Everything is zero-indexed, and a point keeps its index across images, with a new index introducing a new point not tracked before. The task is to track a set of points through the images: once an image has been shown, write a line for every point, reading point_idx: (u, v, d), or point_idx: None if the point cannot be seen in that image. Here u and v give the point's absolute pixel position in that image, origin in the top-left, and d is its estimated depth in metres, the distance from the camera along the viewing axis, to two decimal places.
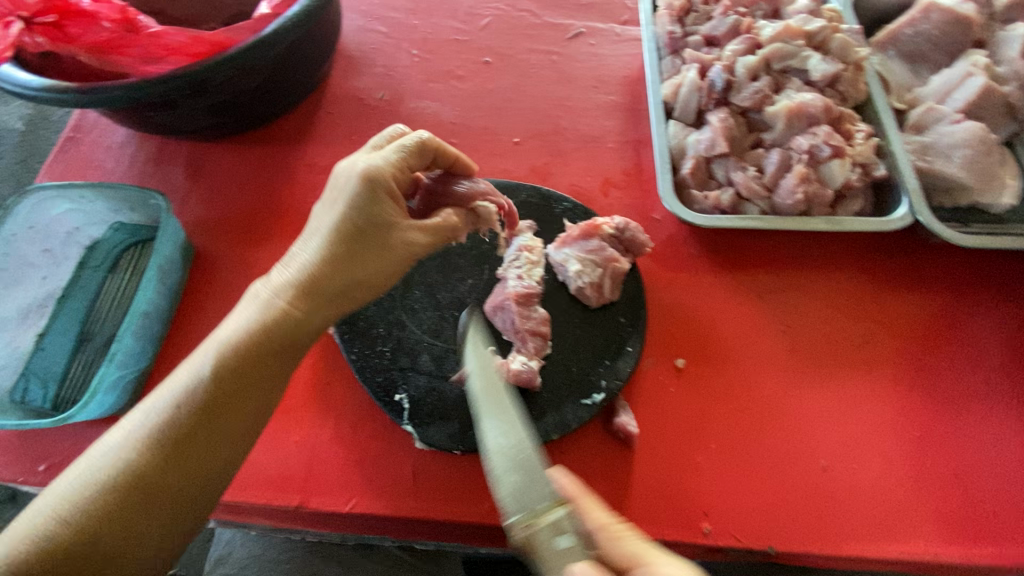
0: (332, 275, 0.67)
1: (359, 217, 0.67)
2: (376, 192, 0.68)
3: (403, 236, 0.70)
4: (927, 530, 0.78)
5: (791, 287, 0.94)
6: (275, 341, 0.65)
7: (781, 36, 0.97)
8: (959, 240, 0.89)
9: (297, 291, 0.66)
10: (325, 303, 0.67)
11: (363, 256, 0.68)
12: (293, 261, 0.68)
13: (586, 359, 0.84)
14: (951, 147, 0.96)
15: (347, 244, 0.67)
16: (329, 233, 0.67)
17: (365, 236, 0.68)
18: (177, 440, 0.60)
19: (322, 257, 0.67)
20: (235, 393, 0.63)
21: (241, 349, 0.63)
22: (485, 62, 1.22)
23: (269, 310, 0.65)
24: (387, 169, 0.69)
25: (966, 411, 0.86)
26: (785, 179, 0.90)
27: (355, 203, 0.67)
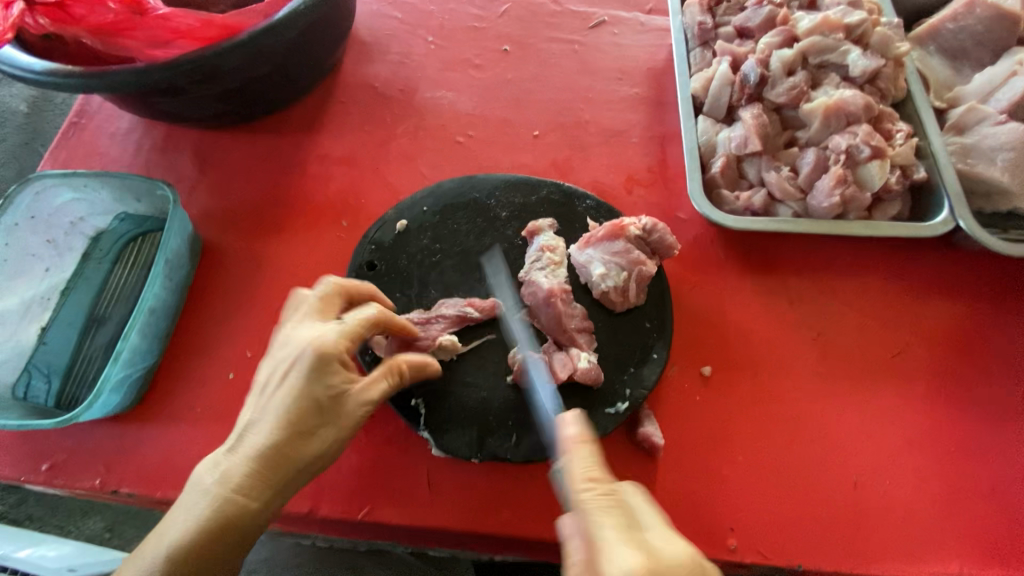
0: (292, 454, 0.67)
1: (319, 390, 0.67)
2: (327, 364, 0.67)
3: (356, 402, 0.69)
4: (962, 551, 0.75)
5: (823, 293, 0.91)
6: (255, 513, 0.66)
7: (819, 28, 0.92)
8: (1003, 248, 0.85)
9: (253, 481, 0.66)
10: (285, 482, 0.67)
11: (317, 432, 0.68)
12: (245, 438, 0.68)
13: (611, 366, 0.81)
14: (995, 150, 0.91)
15: (306, 437, 0.68)
16: (284, 407, 0.67)
17: (322, 413, 0.68)
18: (218, 536, 0.64)
19: (278, 440, 0.66)
20: (219, 534, 0.64)
21: (212, 529, 0.64)
22: (504, 50, 1.18)
23: (227, 505, 0.65)
24: (340, 344, 0.69)
25: (1004, 427, 0.82)
26: (821, 181, 0.86)
27: (308, 384, 0.67)
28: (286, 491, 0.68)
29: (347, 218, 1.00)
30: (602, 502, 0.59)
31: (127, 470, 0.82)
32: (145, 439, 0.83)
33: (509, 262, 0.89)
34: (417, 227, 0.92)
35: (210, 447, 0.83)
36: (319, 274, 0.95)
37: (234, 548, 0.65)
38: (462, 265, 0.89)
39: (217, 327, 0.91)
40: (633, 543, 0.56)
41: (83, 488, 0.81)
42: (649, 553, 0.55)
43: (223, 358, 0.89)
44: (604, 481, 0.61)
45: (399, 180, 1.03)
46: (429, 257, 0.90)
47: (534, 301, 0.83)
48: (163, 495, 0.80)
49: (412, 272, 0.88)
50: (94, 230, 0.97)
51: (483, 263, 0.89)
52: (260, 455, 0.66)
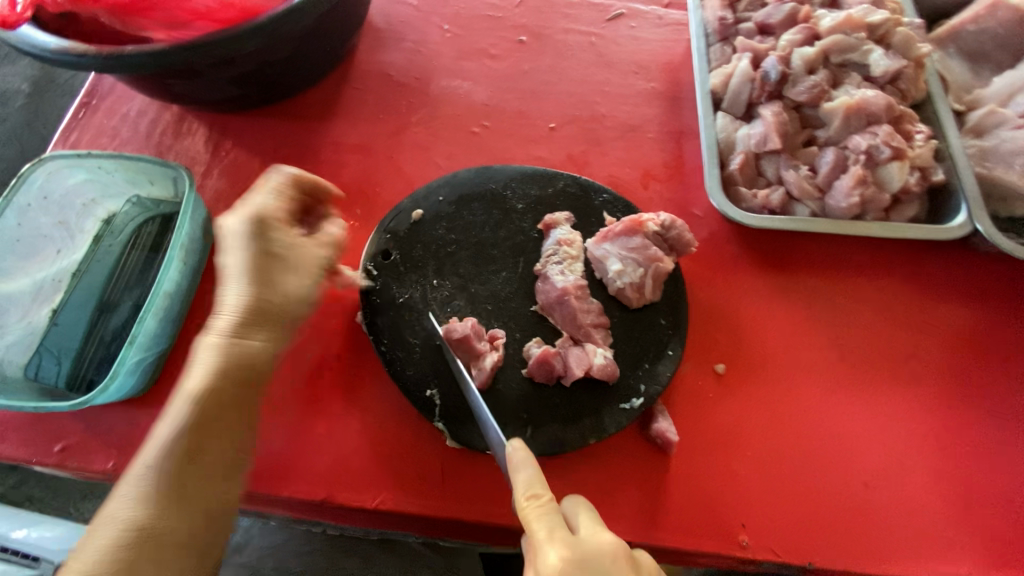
0: (270, 301, 0.73)
1: (255, 251, 0.73)
2: (262, 222, 0.74)
3: (291, 283, 0.75)
4: (970, 554, 0.76)
5: (838, 293, 0.91)
6: (265, 352, 0.72)
7: (841, 27, 0.92)
8: (1020, 252, 0.85)
9: (253, 321, 0.72)
10: (276, 328, 0.74)
11: (274, 282, 0.74)
12: (222, 300, 0.72)
13: (626, 359, 0.81)
14: (1013, 154, 0.92)
15: (282, 298, 0.74)
16: (247, 268, 0.72)
17: (272, 271, 0.74)
18: (229, 393, 0.69)
19: (254, 292, 0.72)
20: (240, 379, 0.70)
21: (226, 370, 0.69)
22: (521, 41, 1.17)
23: (235, 349, 0.70)
24: (271, 207, 0.75)
25: (1014, 431, 0.83)
26: (840, 181, 0.86)
27: (251, 242, 0.73)
28: (283, 332, 0.75)
29: (360, 207, 0.99)
30: (539, 509, 0.63)
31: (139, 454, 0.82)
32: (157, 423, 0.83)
33: (525, 256, 0.89)
34: (433, 217, 0.92)
35: None
36: None
37: (254, 384, 0.72)
38: (477, 257, 0.88)
39: None
40: (560, 543, 0.62)
41: (95, 471, 0.81)
42: (578, 551, 0.61)
43: None
44: (544, 492, 0.64)
45: (413, 169, 1.03)
46: (445, 248, 0.89)
47: (549, 297, 0.83)
48: None
49: (427, 262, 0.88)
50: (106, 212, 0.96)
51: (499, 256, 0.89)
52: (247, 302, 0.71)
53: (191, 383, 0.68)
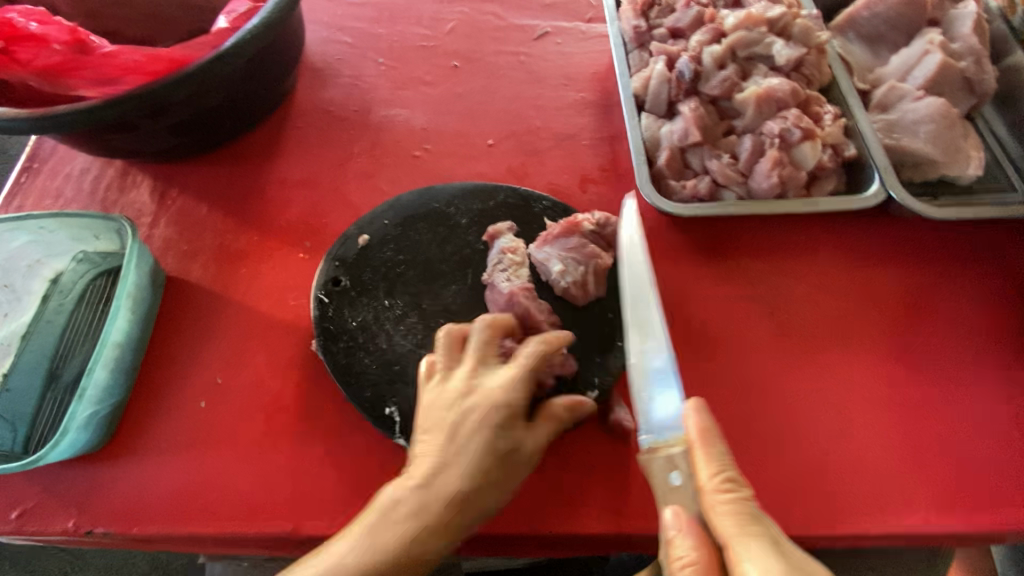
0: (477, 501, 0.70)
1: (517, 394, 0.73)
2: (511, 418, 0.73)
3: (531, 446, 0.73)
4: (928, 504, 0.78)
5: (774, 271, 0.95)
6: (417, 543, 0.68)
7: (743, 25, 0.99)
8: (933, 213, 0.91)
9: (449, 514, 0.69)
10: (496, 487, 0.71)
11: (503, 482, 0.72)
12: (433, 476, 0.70)
13: (579, 354, 0.84)
14: (916, 123, 0.99)
15: (494, 485, 0.71)
16: (429, 450, 0.71)
17: (513, 453, 0.72)
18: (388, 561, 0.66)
19: (465, 485, 0.69)
20: (391, 563, 0.66)
21: (371, 556, 0.66)
22: (454, 66, 1.21)
23: (422, 532, 0.68)
24: (520, 405, 0.73)
25: (953, 381, 0.87)
26: (760, 164, 0.91)
27: (494, 437, 0.71)
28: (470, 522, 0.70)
29: (310, 239, 1.01)
30: (730, 502, 0.68)
31: (101, 509, 0.80)
32: (118, 476, 0.82)
33: (472, 267, 0.91)
34: (379, 240, 0.94)
35: (185, 477, 0.82)
36: (285, 296, 0.96)
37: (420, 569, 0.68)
38: (426, 274, 0.90)
39: (186, 357, 0.91)
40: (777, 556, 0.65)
41: (56, 532, 0.79)
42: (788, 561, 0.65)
43: (193, 387, 0.89)
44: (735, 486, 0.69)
45: (359, 198, 1.05)
46: (394, 269, 0.91)
47: (498, 304, 0.85)
48: (139, 531, 0.79)
49: (377, 284, 0.90)
50: (53, 271, 0.96)
51: (447, 270, 0.91)
52: (453, 498, 0.69)
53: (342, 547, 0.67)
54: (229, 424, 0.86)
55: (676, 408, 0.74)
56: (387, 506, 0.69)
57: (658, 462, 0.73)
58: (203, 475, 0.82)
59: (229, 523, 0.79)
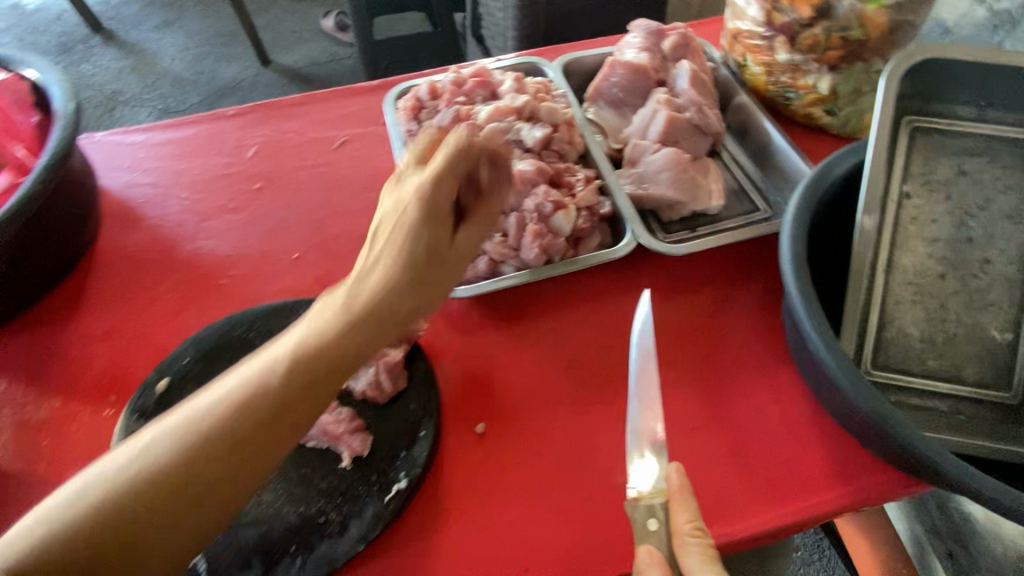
0: (340, 345, 0.69)
1: (437, 207, 0.77)
2: (412, 266, 0.75)
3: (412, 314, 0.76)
4: (713, 516, 0.88)
5: (564, 327, 1.05)
6: (277, 395, 0.66)
7: (493, 116, 1.12)
8: (678, 250, 1.05)
9: (313, 351, 0.68)
10: (386, 327, 0.72)
11: (379, 332, 0.72)
12: (321, 309, 0.72)
13: (384, 453, 0.87)
14: (658, 173, 1.13)
15: (363, 338, 0.71)
16: (346, 314, 0.71)
17: (391, 315, 0.73)
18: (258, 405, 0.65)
19: (337, 325, 0.70)
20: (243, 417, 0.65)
21: (241, 397, 0.66)
22: (257, 188, 1.27)
23: (288, 365, 0.67)
24: (418, 245, 0.75)
25: (725, 393, 0.98)
26: (524, 238, 1.00)
27: (388, 284, 0.73)
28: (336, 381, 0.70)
29: (117, 392, 1.00)
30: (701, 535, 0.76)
31: None
32: None
33: None
34: (180, 380, 0.95)
35: None
36: (90, 458, 0.94)
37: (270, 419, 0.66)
38: None
39: None
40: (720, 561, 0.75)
41: None
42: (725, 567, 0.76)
43: None
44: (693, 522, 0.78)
45: (166, 338, 1.06)
46: None
47: None
48: None
49: None
50: None
51: None
52: (325, 326, 0.70)
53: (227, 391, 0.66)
54: None
55: (654, 471, 0.80)
56: (262, 362, 0.68)
57: (637, 509, 0.78)
58: None
59: None
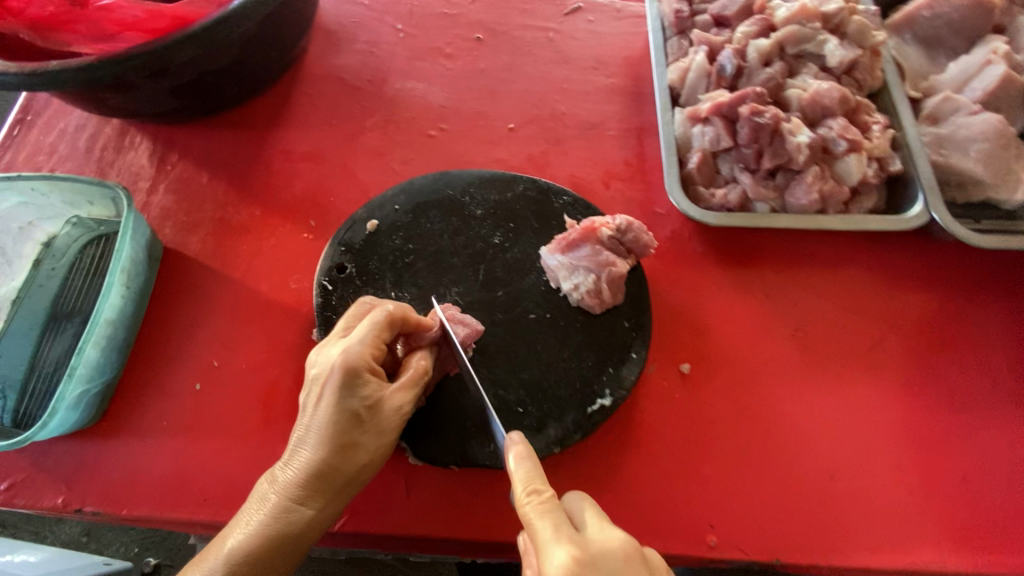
0: (338, 467, 0.67)
1: (368, 364, 0.68)
2: (356, 377, 0.66)
3: (390, 409, 0.69)
4: (938, 539, 0.76)
5: (801, 287, 0.90)
6: (305, 512, 0.66)
7: (796, 18, 0.91)
8: (975, 239, 0.85)
9: (305, 490, 0.66)
10: (350, 454, 0.67)
11: (357, 443, 0.67)
12: (293, 454, 0.67)
13: (590, 365, 0.80)
14: (968, 140, 0.92)
15: (353, 446, 0.67)
16: (325, 425, 0.66)
17: (361, 425, 0.67)
18: (280, 524, 0.65)
19: (323, 456, 0.66)
20: (276, 556, 0.65)
21: (267, 535, 0.65)
22: (477, 38, 1.13)
23: (286, 513, 0.66)
24: (363, 352, 0.67)
25: (978, 418, 0.83)
26: (800, 178, 0.85)
27: (340, 400, 0.66)
28: (351, 483, 0.68)
29: (316, 219, 0.96)
30: (543, 506, 0.58)
31: (91, 486, 0.79)
32: (110, 454, 0.80)
33: (485, 262, 0.87)
34: (389, 227, 0.89)
35: (176, 461, 0.80)
36: (287, 277, 0.92)
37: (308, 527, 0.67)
38: (437, 266, 0.86)
39: (185, 336, 0.87)
40: (566, 541, 0.56)
41: (45, 507, 0.78)
42: (582, 549, 0.55)
43: (188, 368, 0.85)
44: (545, 488, 0.60)
45: (368, 177, 1.00)
46: (402, 259, 0.87)
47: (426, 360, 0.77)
48: (128, 513, 0.77)
49: (384, 274, 0.85)
50: (45, 235, 0.92)
51: (458, 264, 0.86)
52: (308, 468, 0.66)
53: (230, 545, 0.64)
54: (224, 410, 0.83)
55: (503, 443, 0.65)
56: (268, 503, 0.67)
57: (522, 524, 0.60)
58: (197, 462, 0.80)
59: (223, 512, 0.77)
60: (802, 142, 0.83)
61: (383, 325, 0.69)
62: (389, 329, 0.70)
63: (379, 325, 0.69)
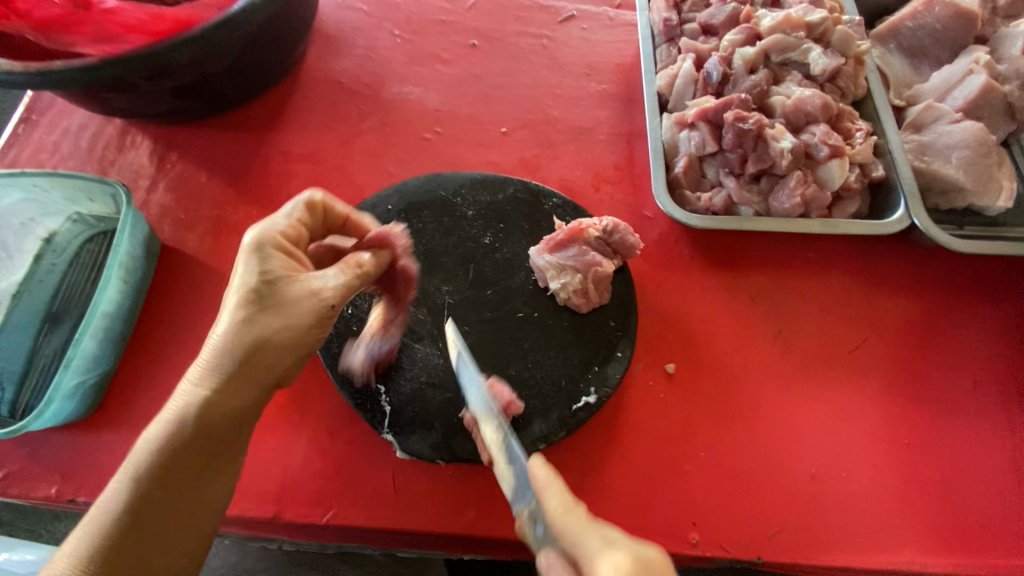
0: (240, 346, 0.62)
1: (281, 241, 0.66)
2: (262, 249, 0.64)
3: (302, 284, 0.64)
4: (917, 538, 0.77)
5: (785, 289, 0.92)
6: (211, 404, 0.61)
7: (780, 27, 0.93)
8: (956, 245, 0.86)
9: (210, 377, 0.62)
10: (251, 331, 0.62)
11: (268, 324, 0.62)
12: (211, 337, 0.64)
13: (575, 362, 0.82)
14: (950, 148, 0.94)
15: (256, 324, 0.62)
16: (231, 302, 0.63)
17: (263, 298, 0.63)
18: (187, 419, 0.60)
19: (226, 334, 0.62)
20: (184, 444, 0.60)
21: (173, 428, 0.60)
22: (473, 45, 1.16)
23: (192, 397, 0.61)
24: (277, 229, 0.66)
25: (958, 419, 0.84)
26: (783, 183, 0.87)
27: (246, 273, 0.63)
28: (259, 367, 0.63)
29: None
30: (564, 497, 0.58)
31: (85, 476, 0.80)
32: (105, 445, 0.82)
33: (475, 262, 0.89)
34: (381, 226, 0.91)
35: None
36: None
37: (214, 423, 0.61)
38: (427, 265, 0.88)
39: (181, 330, 0.89)
40: (619, 548, 0.54)
41: (39, 497, 0.79)
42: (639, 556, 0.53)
43: (183, 362, 0.87)
44: (578, 502, 0.58)
45: (364, 179, 1.02)
46: None
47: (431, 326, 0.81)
48: None
49: None
50: (46, 231, 0.94)
51: (449, 263, 0.88)
52: (213, 346, 0.62)
53: (143, 438, 0.61)
54: None
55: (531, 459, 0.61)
56: (175, 406, 0.62)
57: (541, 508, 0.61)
58: None
59: None
60: (785, 147, 0.86)
61: (302, 209, 0.70)
62: (311, 216, 0.71)
63: (298, 210, 0.70)
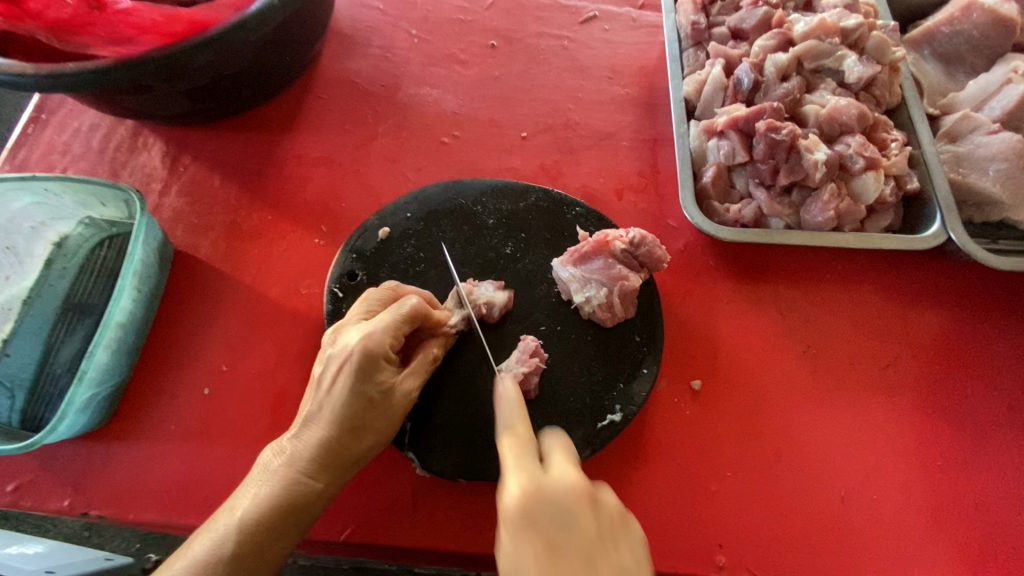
0: (348, 448, 0.66)
1: (393, 346, 0.68)
2: (375, 363, 0.66)
3: (401, 394, 0.69)
4: (948, 565, 0.75)
5: (814, 304, 0.89)
6: (316, 496, 0.65)
7: (815, 32, 0.90)
8: (993, 261, 0.84)
9: (317, 467, 0.65)
10: (354, 437, 0.66)
11: (369, 427, 0.67)
12: (306, 428, 0.66)
13: (600, 379, 0.80)
14: (987, 160, 0.90)
15: (362, 429, 0.66)
16: (339, 405, 0.65)
17: (374, 409, 0.66)
18: (290, 507, 0.64)
19: (336, 434, 0.65)
20: (282, 528, 0.64)
21: (280, 512, 0.63)
22: (491, 45, 1.13)
23: (295, 486, 0.64)
24: (385, 340, 0.66)
25: (992, 442, 0.82)
26: (816, 195, 0.84)
27: (358, 385, 0.65)
28: (352, 465, 0.67)
29: (328, 224, 0.96)
30: (509, 441, 0.59)
31: (98, 489, 0.79)
32: (118, 457, 0.80)
33: (496, 273, 0.86)
34: (400, 234, 0.89)
35: (182, 466, 0.80)
36: (297, 282, 0.92)
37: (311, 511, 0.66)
38: (447, 275, 0.86)
39: (194, 339, 0.87)
40: (523, 474, 0.56)
41: (51, 510, 0.78)
42: (536, 482, 0.55)
43: (197, 372, 0.85)
44: (517, 425, 0.60)
45: (381, 184, 0.99)
46: (414, 267, 0.86)
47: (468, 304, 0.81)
48: (135, 517, 0.77)
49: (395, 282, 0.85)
50: (57, 235, 0.92)
51: (470, 274, 0.86)
52: (321, 445, 0.65)
53: (238, 515, 0.63)
54: (231, 416, 0.83)
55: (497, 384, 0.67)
56: (263, 491, 0.64)
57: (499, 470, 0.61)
58: (202, 467, 0.80)
59: None
60: (819, 159, 0.83)
61: (406, 317, 0.69)
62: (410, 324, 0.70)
63: (402, 316, 0.69)
